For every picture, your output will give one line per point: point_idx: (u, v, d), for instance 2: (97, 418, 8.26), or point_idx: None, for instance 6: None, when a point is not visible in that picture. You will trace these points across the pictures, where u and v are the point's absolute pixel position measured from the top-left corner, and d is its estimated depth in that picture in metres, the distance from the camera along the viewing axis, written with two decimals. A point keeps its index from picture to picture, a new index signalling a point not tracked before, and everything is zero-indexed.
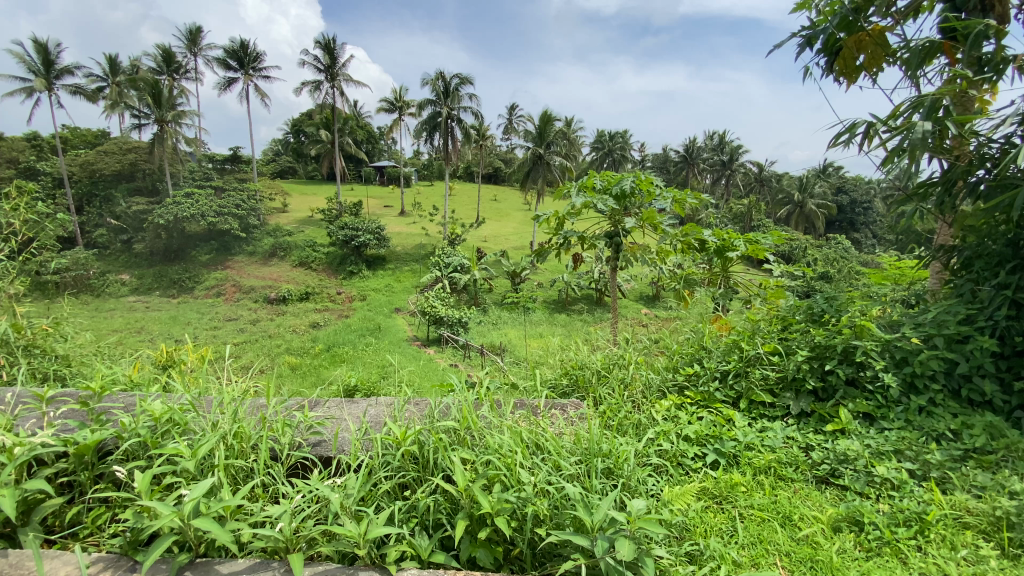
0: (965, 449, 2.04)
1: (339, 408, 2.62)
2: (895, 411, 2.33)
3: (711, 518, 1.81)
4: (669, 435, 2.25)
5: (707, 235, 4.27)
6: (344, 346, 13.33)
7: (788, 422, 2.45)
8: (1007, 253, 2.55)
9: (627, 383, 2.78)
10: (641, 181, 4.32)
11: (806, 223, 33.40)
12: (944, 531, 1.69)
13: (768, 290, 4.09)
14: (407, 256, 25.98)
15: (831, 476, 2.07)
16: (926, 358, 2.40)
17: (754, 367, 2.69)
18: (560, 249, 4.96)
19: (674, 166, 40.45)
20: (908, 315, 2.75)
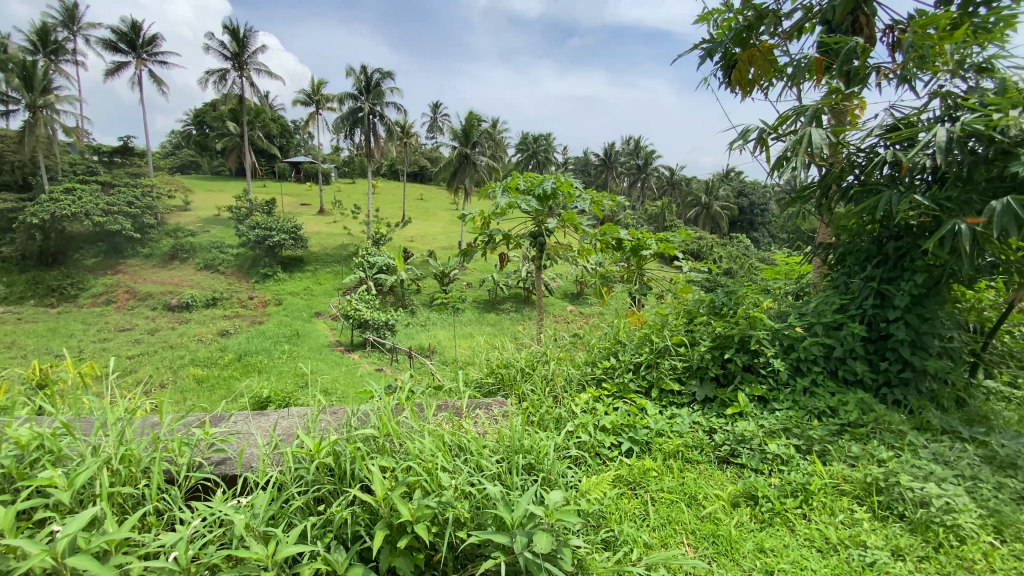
0: (839, 423, 2.31)
1: (246, 422, 2.45)
2: (784, 393, 2.56)
3: (626, 504, 1.90)
4: (587, 428, 2.33)
5: (623, 235, 4.48)
6: (258, 354, 12.50)
7: (694, 407, 2.60)
8: (873, 250, 2.88)
9: (549, 378, 2.83)
10: (561, 182, 4.42)
11: (711, 223, 36.02)
12: (825, 498, 1.89)
13: (678, 286, 4.37)
14: (328, 257, 24.77)
15: (731, 456, 2.23)
16: (810, 344, 2.68)
17: (663, 358, 2.84)
18: (486, 249, 4.93)
19: (594, 169, 42.04)
20: (795, 305, 3.06)
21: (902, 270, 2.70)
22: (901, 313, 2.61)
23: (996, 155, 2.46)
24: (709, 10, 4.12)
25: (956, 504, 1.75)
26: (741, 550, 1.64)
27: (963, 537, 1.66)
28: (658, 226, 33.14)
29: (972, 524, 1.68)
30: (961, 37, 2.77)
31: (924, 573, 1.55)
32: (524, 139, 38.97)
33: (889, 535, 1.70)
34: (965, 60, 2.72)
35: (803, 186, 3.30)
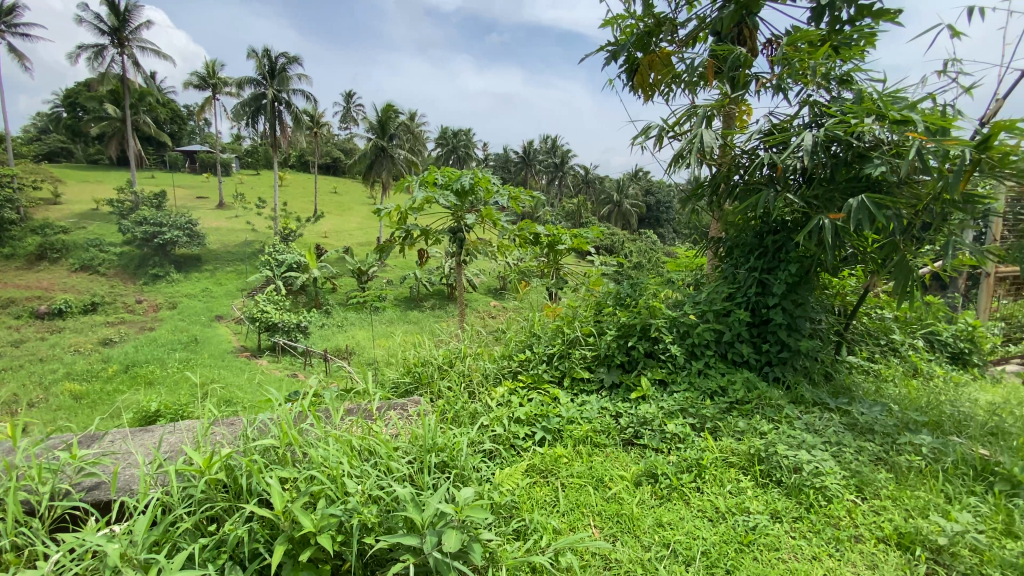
0: (728, 400, 2.54)
1: (125, 441, 2.19)
2: (681, 375, 2.76)
3: (537, 492, 1.94)
4: (501, 420, 2.34)
5: (540, 231, 4.56)
6: (149, 364, 11.24)
7: (602, 393, 2.72)
8: (755, 243, 3.18)
9: (465, 373, 2.81)
10: (479, 178, 4.36)
11: (623, 220, 37.94)
12: (715, 471, 2.05)
13: (591, 280, 4.56)
14: (231, 255, 22.86)
15: (635, 438, 2.35)
16: (702, 330, 2.91)
17: (574, 348, 2.94)
18: (403, 245, 4.78)
19: (513, 165, 42.53)
20: (692, 294, 3.31)
21: (779, 261, 3.01)
22: (778, 300, 2.92)
23: (852, 159, 2.79)
24: (611, 14, 4.26)
25: (822, 467, 1.99)
26: (642, 527, 1.74)
27: (828, 496, 1.89)
28: (574, 223, 34.29)
29: (835, 484, 1.92)
30: (824, 53, 3.11)
31: (797, 530, 1.74)
32: (443, 134, 38.46)
33: (769, 500, 1.88)
34: (827, 73, 3.05)
35: (696, 185, 3.49)
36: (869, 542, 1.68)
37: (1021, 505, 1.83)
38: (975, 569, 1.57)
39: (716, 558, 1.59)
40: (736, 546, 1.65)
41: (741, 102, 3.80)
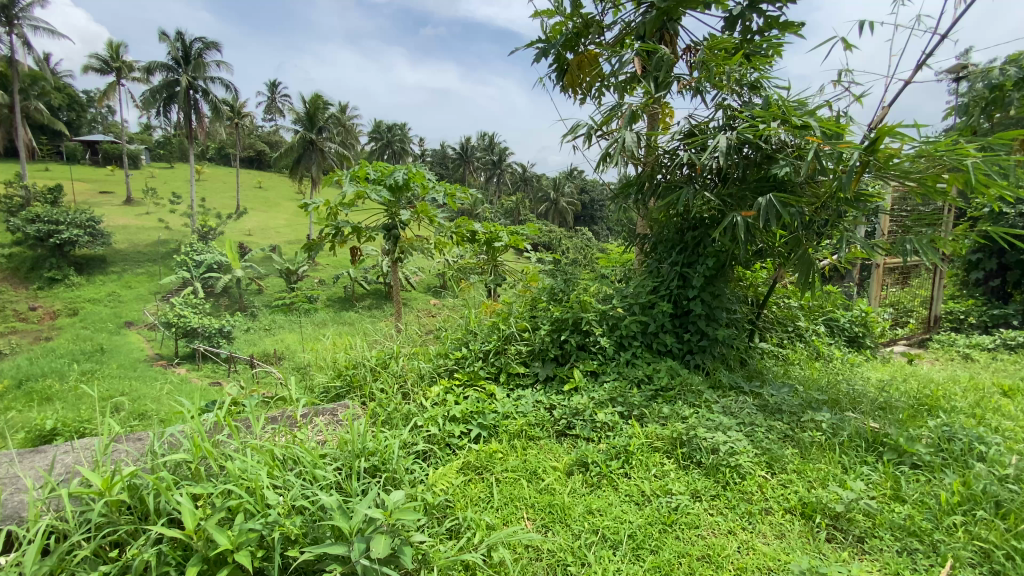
0: (654, 388, 2.67)
1: (9, 465, 1.95)
2: (612, 366, 2.85)
3: (471, 489, 1.93)
4: (436, 419, 2.31)
5: (477, 228, 4.54)
6: (44, 378, 10.08)
7: (537, 387, 2.76)
8: (677, 239, 3.34)
9: (400, 375, 2.74)
10: (414, 174, 4.22)
11: (560, 218, 38.61)
12: (642, 456, 2.14)
13: (528, 276, 4.61)
14: (142, 256, 20.96)
15: (568, 429, 2.41)
16: (630, 322, 3.03)
17: (510, 343, 2.96)
18: (335, 242, 4.55)
19: (450, 162, 42.06)
20: (621, 288, 3.44)
21: (698, 256, 3.21)
22: (698, 292, 3.11)
23: (761, 160, 3.02)
24: (540, 13, 4.31)
25: (737, 447, 2.14)
26: (573, 515, 1.78)
27: (742, 473, 2.03)
28: (512, 220, 34.46)
29: (748, 462, 2.06)
30: (737, 60, 3.32)
31: (715, 508, 1.86)
32: (377, 128, 37.32)
33: (690, 480, 1.99)
34: (739, 79, 3.27)
35: (624, 184, 3.61)
36: (778, 513, 1.83)
37: (903, 470, 2.06)
38: (865, 530, 1.75)
39: (642, 540, 1.66)
40: (660, 527, 1.73)
41: (664, 104, 3.98)
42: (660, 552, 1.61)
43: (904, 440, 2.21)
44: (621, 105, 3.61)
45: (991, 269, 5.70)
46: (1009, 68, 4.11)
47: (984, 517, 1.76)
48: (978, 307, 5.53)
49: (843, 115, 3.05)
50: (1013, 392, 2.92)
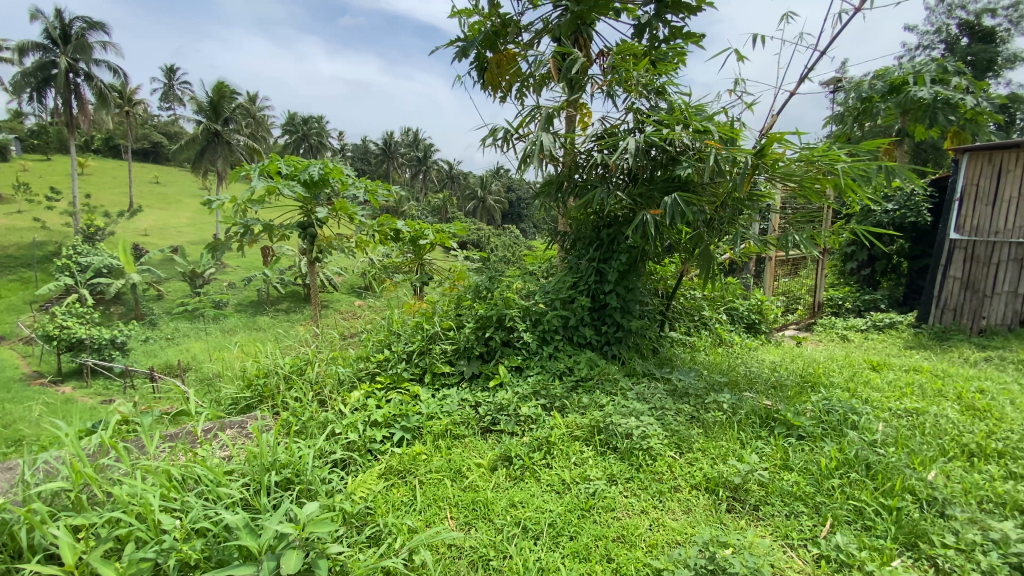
0: (575, 380, 2.78)
1: None
2: (535, 360, 2.92)
3: (394, 494, 1.89)
4: (356, 425, 2.24)
5: (401, 226, 4.41)
6: None
7: (462, 385, 2.75)
8: (594, 236, 3.48)
9: (317, 381, 2.62)
10: (330, 168, 4.00)
11: (487, 216, 38.64)
12: (562, 446, 2.22)
13: (455, 274, 4.57)
14: (12, 260, 18.32)
15: (493, 425, 2.42)
16: (552, 317, 3.12)
17: (434, 343, 2.92)
18: (244, 243, 4.22)
19: (373, 158, 40.70)
20: (543, 284, 3.53)
21: (613, 252, 3.36)
22: (613, 286, 3.28)
23: (667, 161, 3.22)
24: (458, 10, 4.28)
25: (648, 431, 2.28)
26: (495, 510, 1.80)
27: (653, 455, 2.16)
28: (439, 218, 33.96)
29: (659, 444, 2.20)
30: (645, 66, 3.50)
31: (629, 489, 1.97)
32: (292, 120, 35.24)
33: (607, 466, 2.09)
34: (647, 84, 3.45)
35: (543, 183, 3.67)
36: (685, 490, 1.97)
37: (791, 442, 2.30)
38: (759, 498, 1.93)
39: (561, 527, 1.71)
40: (579, 513, 1.80)
41: (580, 106, 4.11)
42: (578, 537, 1.68)
43: (792, 414, 2.46)
44: (538, 106, 3.68)
45: (862, 259, 6.47)
46: (874, 83, 4.67)
47: (856, 478, 2.01)
48: (852, 293, 6.27)
49: (736, 120, 3.33)
50: (879, 366, 3.36)
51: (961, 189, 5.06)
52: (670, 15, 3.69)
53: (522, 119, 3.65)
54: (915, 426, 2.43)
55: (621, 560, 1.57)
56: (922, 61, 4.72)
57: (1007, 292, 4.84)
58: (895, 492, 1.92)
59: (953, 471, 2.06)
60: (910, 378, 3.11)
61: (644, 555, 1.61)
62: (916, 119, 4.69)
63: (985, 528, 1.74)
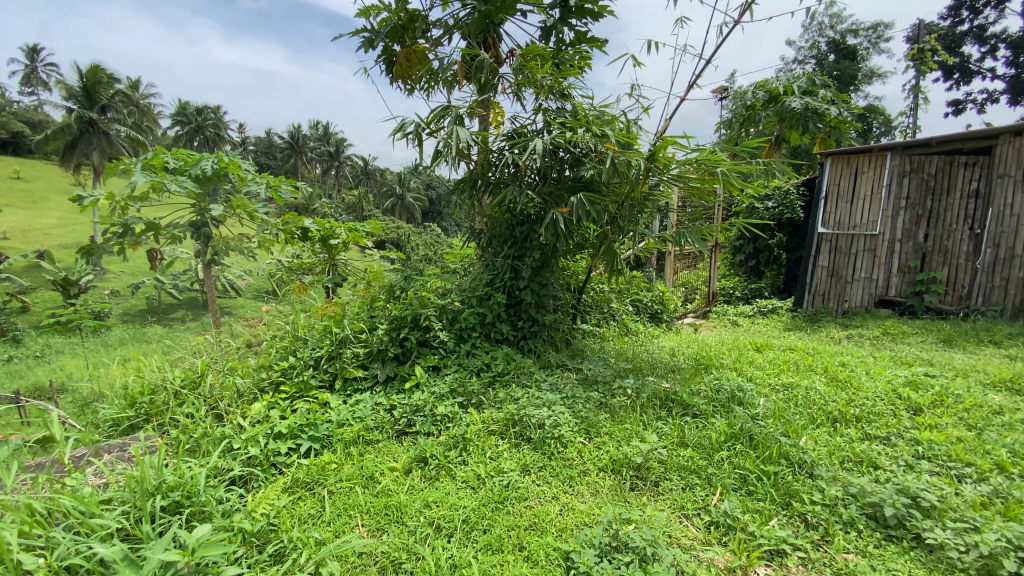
0: (492, 375, 2.82)
1: None
2: (451, 359, 2.92)
3: (301, 507, 1.82)
4: (257, 439, 2.11)
5: (309, 224, 4.15)
6: None
7: (376, 389, 2.69)
8: (508, 233, 3.54)
9: (212, 395, 2.45)
10: (224, 163, 3.66)
11: (407, 214, 37.73)
12: (477, 441, 2.24)
13: (370, 275, 4.42)
14: None
15: (408, 427, 2.39)
16: (467, 315, 3.13)
17: (345, 347, 2.82)
18: (125, 246, 3.78)
19: (281, 152, 38.18)
20: (458, 282, 3.53)
21: (526, 249, 3.45)
22: (527, 283, 3.37)
23: (573, 161, 3.34)
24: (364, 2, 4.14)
25: (560, 420, 2.37)
26: (408, 512, 1.78)
27: (564, 443, 2.25)
28: (356, 216, 32.58)
29: (569, 432, 2.30)
30: (552, 69, 3.62)
31: (541, 478, 2.04)
32: (185, 110, 32.09)
33: (521, 457, 2.15)
34: (554, 86, 3.57)
35: (457, 180, 3.64)
36: (594, 473, 2.08)
37: (687, 420, 2.50)
38: (659, 475, 2.09)
39: (474, 522, 1.74)
40: (493, 506, 1.84)
41: (492, 104, 4.15)
42: (492, 530, 1.71)
43: (688, 395, 2.68)
44: (449, 103, 3.66)
45: (749, 251, 7.16)
46: (756, 93, 5.16)
47: (741, 449, 2.23)
48: (741, 283, 6.92)
49: (635, 124, 3.54)
50: (761, 347, 3.75)
51: (826, 187, 5.82)
52: (574, 20, 3.84)
53: (433, 116, 3.61)
54: (791, 399, 2.75)
55: (532, 547, 1.63)
56: (794, 74, 5.30)
57: (864, 278, 5.58)
58: (773, 459, 2.16)
59: (820, 436, 2.36)
60: (787, 356, 3.51)
61: (555, 539, 1.68)
62: (791, 126, 5.26)
63: (845, 484, 2.00)
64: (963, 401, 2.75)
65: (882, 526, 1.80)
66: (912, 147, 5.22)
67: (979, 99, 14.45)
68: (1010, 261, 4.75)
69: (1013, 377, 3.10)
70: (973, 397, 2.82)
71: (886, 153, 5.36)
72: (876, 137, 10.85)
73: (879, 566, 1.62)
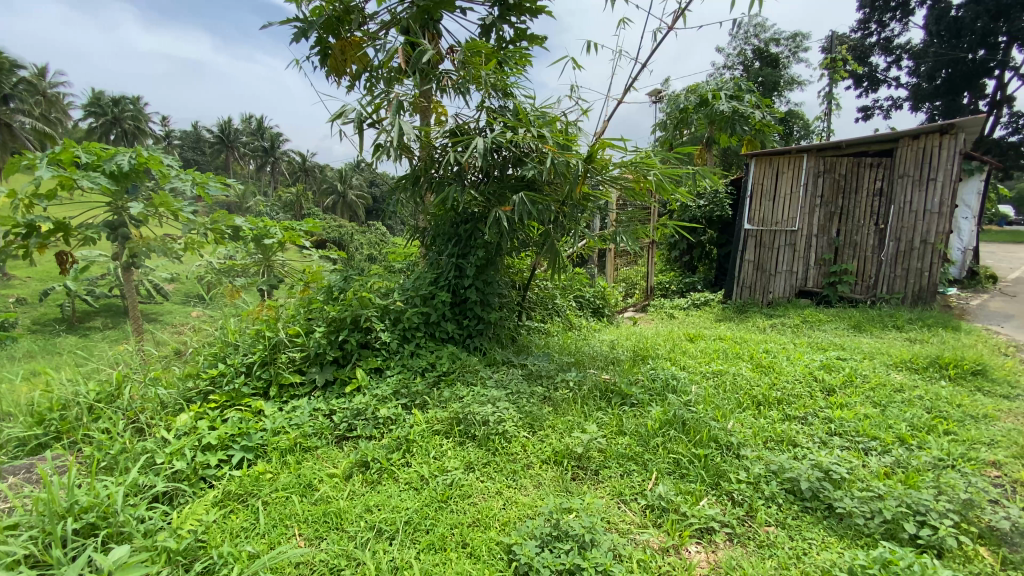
0: (436, 374, 2.81)
1: None
2: (394, 360, 2.88)
3: (232, 520, 1.74)
4: (183, 452, 2.00)
5: (241, 223, 3.90)
6: None
7: (315, 394, 2.60)
8: (452, 232, 3.53)
9: (131, 408, 2.28)
10: (143, 158, 3.34)
11: (349, 212, 36.58)
12: (420, 442, 2.23)
13: (309, 276, 4.27)
14: None
15: (348, 432, 2.34)
16: (411, 315, 3.10)
17: (280, 352, 2.71)
18: (28, 249, 3.41)
19: (209, 147, 35.87)
20: (401, 282, 3.48)
21: (471, 248, 3.45)
22: (472, 281, 3.37)
23: (515, 160, 3.38)
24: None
25: (503, 415, 2.40)
26: (349, 518, 1.75)
27: (508, 438, 2.29)
28: (294, 214, 31.15)
29: (512, 427, 2.33)
30: (492, 67, 3.62)
31: (485, 474, 2.05)
32: (97, 99, 29.42)
33: (464, 455, 2.16)
34: (494, 84, 3.58)
35: (398, 177, 3.57)
36: (536, 466, 2.12)
37: (625, 409, 2.61)
38: (599, 463, 2.16)
39: (417, 523, 1.73)
40: (436, 505, 1.84)
41: (433, 101, 4.10)
42: (434, 529, 1.71)
43: (626, 385, 2.80)
44: (388, 98, 3.58)
45: (684, 247, 7.52)
46: (688, 96, 5.40)
47: (675, 435, 2.35)
48: (677, 277, 7.27)
49: (573, 124, 3.63)
50: (694, 337, 3.97)
51: (752, 187, 6.21)
52: (514, 18, 3.87)
53: (372, 110, 3.51)
54: (720, 385, 2.93)
55: (475, 543, 1.65)
56: (723, 79, 5.60)
57: (785, 271, 6.01)
58: (703, 442, 2.29)
59: (745, 419, 2.52)
60: (717, 345, 3.73)
61: (497, 534, 1.70)
62: (720, 128, 5.56)
63: (766, 462, 2.16)
64: (870, 381, 3.04)
65: (799, 499, 1.95)
66: (825, 150, 5.66)
67: (885, 106, 15.86)
68: (909, 252, 5.28)
69: (910, 358, 3.45)
70: (878, 376, 3.12)
71: (802, 155, 5.79)
72: (797, 140, 11.69)
73: (797, 536, 1.76)
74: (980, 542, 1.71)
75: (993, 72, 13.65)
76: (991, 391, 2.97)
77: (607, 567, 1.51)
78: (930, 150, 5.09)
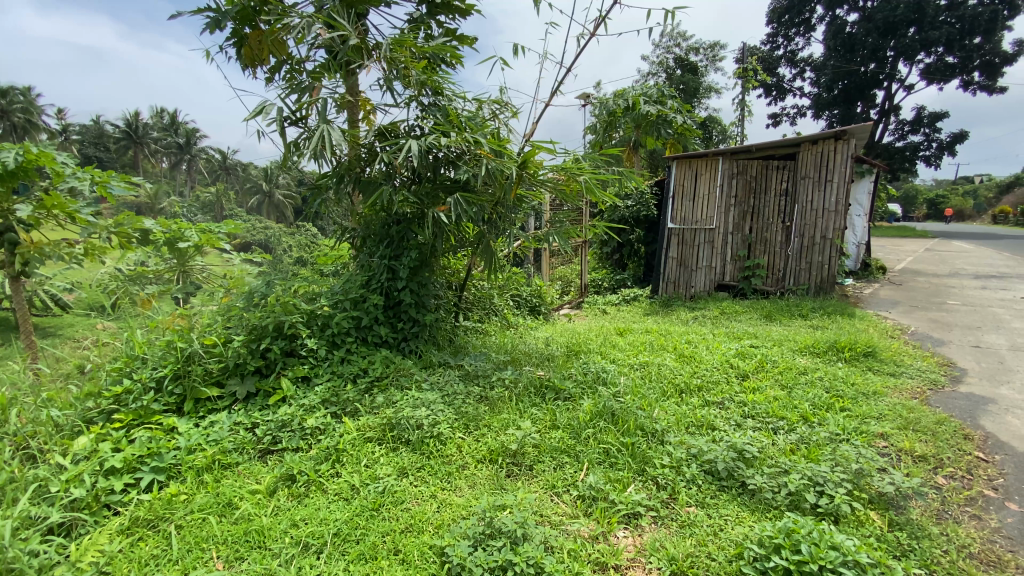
0: (369, 380, 2.75)
1: None
2: (323, 367, 2.78)
3: (141, 549, 1.62)
4: (81, 478, 1.83)
5: (150, 225, 3.59)
6: None
7: (235, 408, 2.47)
8: (383, 233, 3.46)
9: (19, 432, 2.03)
10: (32, 155, 2.94)
11: (276, 213, 34.69)
12: (351, 451, 2.17)
13: (230, 281, 4.03)
14: None
15: (273, 445, 2.23)
16: (340, 319, 3.01)
17: (195, 364, 2.54)
18: None
19: (113, 142, 32.66)
20: (330, 285, 3.37)
21: (403, 249, 3.40)
22: (405, 283, 3.32)
23: (447, 161, 3.37)
24: None
25: (437, 418, 2.40)
26: (272, 536, 1.69)
27: (442, 440, 2.29)
28: (214, 215, 29.01)
29: (448, 429, 2.33)
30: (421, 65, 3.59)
31: (418, 478, 2.04)
32: None
33: (397, 461, 2.13)
34: (423, 83, 3.55)
35: (325, 177, 3.44)
36: (471, 465, 2.14)
37: (558, 404, 2.69)
38: (532, 459, 2.22)
39: (347, 533, 1.70)
40: (368, 514, 1.80)
41: (361, 98, 3.99)
42: (365, 539, 1.68)
43: (559, 380, 2.88)
44: (311, 94, 3.45)
45: (615, 245, 7.81)
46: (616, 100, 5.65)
47: (604, 426, 2.45)
48: (608, 274, 7.55)
49: (503, 126, 3.67)
50: (623, 331, 4.15)
51: (674, 188, 6.55)
52: (442, 16, 3.86)
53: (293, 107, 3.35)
54: (646, 375, 3.09)
55: (407, 549, 1.64)
56: (647, 84, 5.86)
57: (705, 266, 6.41)
58: (630, 431, 2.41)
59: (669, 406, 2.68)
60: (644, 338, 3.93)
61: (430, 537, 1.70)
62: (646, 132, 5.81)
63: (687, 446, 2.30)
64: (779, 365, 3.33)
65: (716, 478, 2.10)
66: (738, 153, 6.09)
67: (791, 113, 17.31)
68: (811, 247, 5.80)
69: (813, 342, 3.81)
70: (786, 361, 3.42)
71: (718, 157, 6.19)
72: (715, 143, 12.48)
73: (714, 514, 1.89)
74: (871, 506, 1.92)
75: (881, 84, 15.27)
76: (879, 369, 3.35)
77: (538, 560, 1.55)
78: (826, 154, 5.61)
